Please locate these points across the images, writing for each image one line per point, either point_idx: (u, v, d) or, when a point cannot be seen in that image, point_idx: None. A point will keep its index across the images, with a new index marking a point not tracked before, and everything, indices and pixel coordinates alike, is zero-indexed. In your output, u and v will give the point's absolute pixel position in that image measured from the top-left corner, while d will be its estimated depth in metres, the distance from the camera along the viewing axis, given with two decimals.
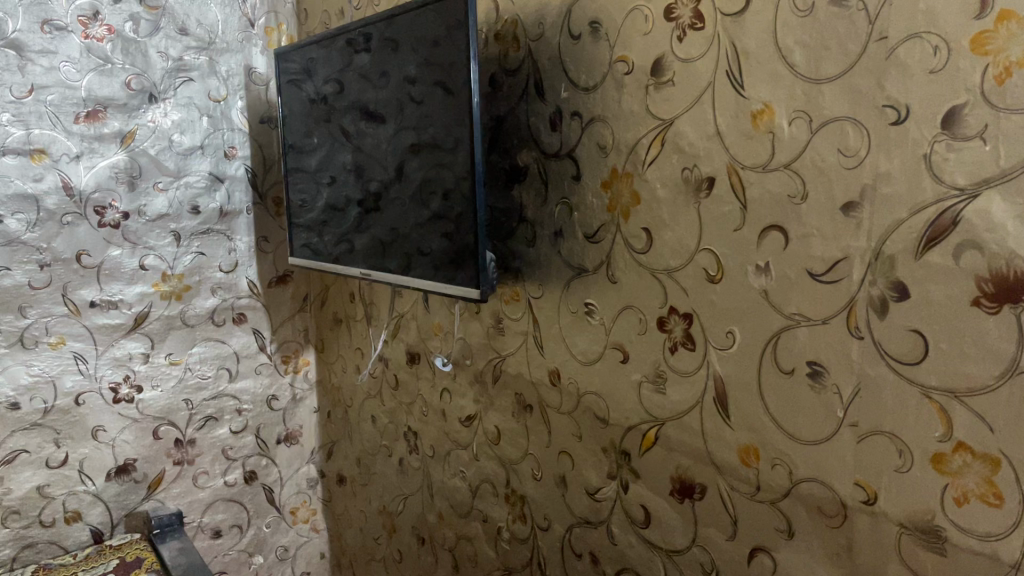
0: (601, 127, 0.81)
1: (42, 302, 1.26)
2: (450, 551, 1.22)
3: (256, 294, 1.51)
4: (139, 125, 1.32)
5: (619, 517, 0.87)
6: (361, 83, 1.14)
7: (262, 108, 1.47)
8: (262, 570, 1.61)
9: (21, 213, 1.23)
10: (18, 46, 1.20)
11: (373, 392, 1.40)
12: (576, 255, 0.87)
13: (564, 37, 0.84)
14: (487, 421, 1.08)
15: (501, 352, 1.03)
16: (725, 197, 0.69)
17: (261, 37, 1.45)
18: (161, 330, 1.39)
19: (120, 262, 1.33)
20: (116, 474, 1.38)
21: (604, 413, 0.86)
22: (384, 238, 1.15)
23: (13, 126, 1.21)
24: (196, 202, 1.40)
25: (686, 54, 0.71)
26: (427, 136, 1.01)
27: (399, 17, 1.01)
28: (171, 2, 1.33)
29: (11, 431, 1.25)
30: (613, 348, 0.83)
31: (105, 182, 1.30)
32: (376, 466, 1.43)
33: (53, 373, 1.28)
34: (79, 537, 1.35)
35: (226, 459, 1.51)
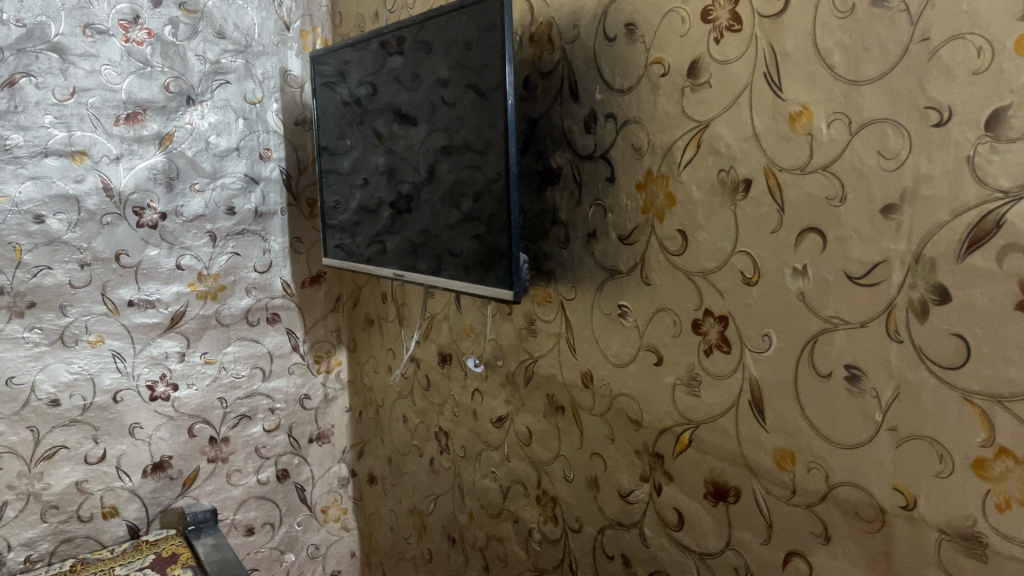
0: (636, 129, 0.81)
1: (82, 301, 1.29)
2: (480, 551, 1.22)
3: (290, 294, 1.52)
4: (177, 127, 1.34)
5: (652, 520, 0.86)
6: (394, 85, 1.15)
7: (297, 111, 1.49)
8: (294, 568, 1.62)
9: (62, 212, 1.25)
10: (61, 49, 1.23)
11: (404, 392, 1.41)
12: (610, 257, 0.87)
13: (600, 39, 0.84)
14: (519, 422, 1.08)
15: (533, 353, 1.03)
16: (762, 199, 0.68)
17: (296, 40, 1.47)
18: (196, 329, 1.41)
19: (157, 262, 1.36)
20: (152, 470, 1.40)
21: (637, 415, 0.86)
22: (416, 239, 1.16)
23: (55, 128, 1.23)
24: (232, 203, 1.42)
25: (723, 56, 0.70)
26: (459, 138, 1.02)
27: (432, 20, 1.02)
28: (209, 6, 1.35)
29: (51, 427, 1.28)
30: (647, 351, 0.83)
31: (143, 183, 1.32)
32: (407, 466, 1.44)
33: (92, 370, 1.31)
34: (116, 532, 1.37)
35: (259, 457, 1.53)
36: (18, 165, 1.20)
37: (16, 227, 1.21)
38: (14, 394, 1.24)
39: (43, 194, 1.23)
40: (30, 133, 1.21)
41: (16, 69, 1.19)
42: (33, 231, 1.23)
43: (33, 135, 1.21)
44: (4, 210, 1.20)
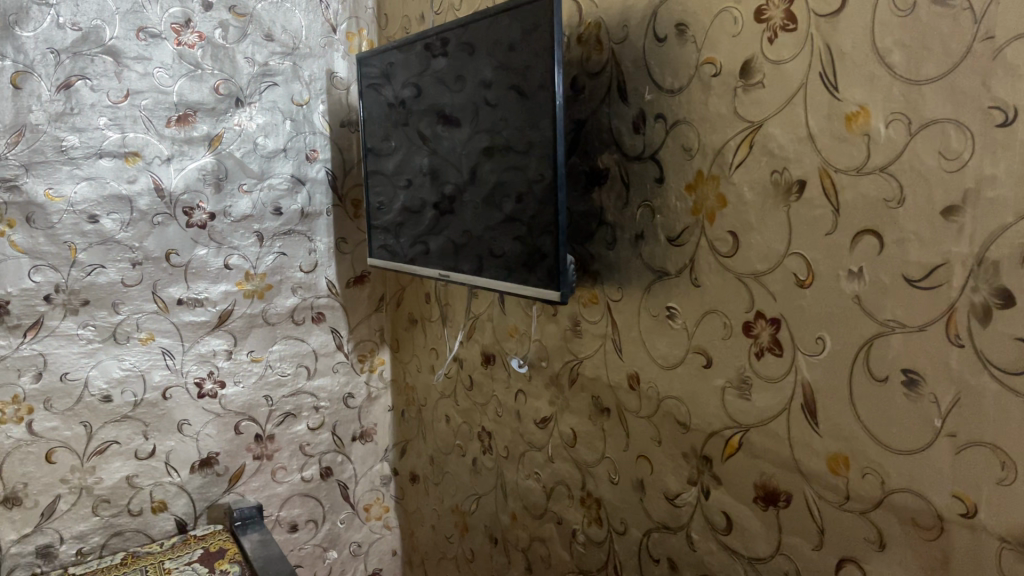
0: (687, 130, 0.80)
1: (134, 299, 1.32)
2: (523, 552, 1.22)
3: (335, 294, 1.54)
4: (226, 129, 1.37)
5: (699, 523, 0.86)
6: (438, 86, 1.16)
7: (343, 112, 1.50)
8: (336, 565, 1.64)
9: (116, 212, 1.28)
10: (115, 53, 1.26)
11: (447, 392, 1.41)
12: (658, 258, 0.86)
13: (649, 40, 0.84)
14: (563, 423, 1.08)
15: (578, 355, 1.03)
16: (817, 201, 0.68)
17: (342, 42, 1.48)
18: (243, 328, 1.43)
19: (206, 261, 1.38)
20: (200, 466, 1.42)
21: (685, 418, 0.85)
22: (458, 239, 1.17)
23: (109, 129, 1.26)
24: (279, 203, 1.44)
25: (777, 56, 0.70)
26: (502, 139, 1.02)
27: (477, 22, 1.02)
28: (258, 9, 1.38)
29: (103, 422, 1.31)
30: (696, 353, 0.83)
31: (193, 184, 1.35)
32: (450, 465, 1.44)
33: (142, 367, 1.34)
34: (164, 527, 1.40)
35: (303, 455, 1.55)
36: (74, 166, 1.24)
37: (72, 226, 1.25)
38: (68, 389, 1.27)
39: (97, 194, 1.26)
40: (85, 135, 1.24)
41: (72, 72, 1.22)
42: (88, 231, 1.26)
43: (88, 136, 1.25)
44: (60, 210, 1.24)
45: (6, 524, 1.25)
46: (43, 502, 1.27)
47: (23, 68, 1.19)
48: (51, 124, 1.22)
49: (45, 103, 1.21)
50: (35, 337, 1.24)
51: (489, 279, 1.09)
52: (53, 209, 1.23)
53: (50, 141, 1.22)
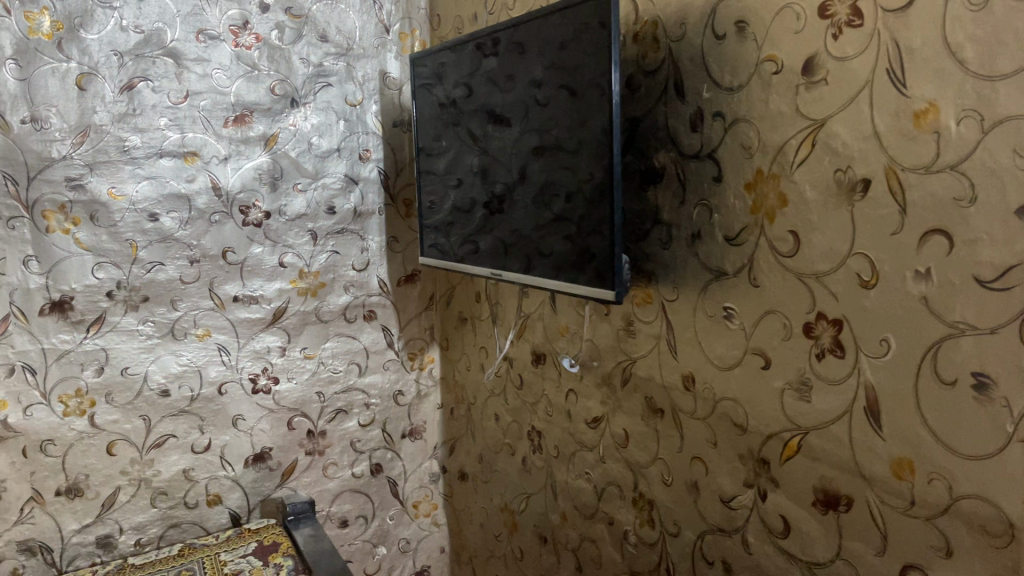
0: (746, 128, 0.80)
1: (192, 296, 1.35)
2: (574, 552, 1.22)
3: (386, 292, 1.55)
4: (281, 129, 1.39)
5: (756, 526, 0.85)
6: (489, 86, 1.16)
7: (396, 112, 1.51)
8: (385, 561, 1.65)
9: (174, 211, 1.31)
10: (176, 54, 1.28)
11: (497, 391, 1.42)
12: (714, 258, 0.86)
13: (708, 38, 0.83)
14: (615, 423, 1.07)
15: (631, 355, 1.02)
16: (883, 200, 0.66)
17: (395, 43, 1.49)
18: (297, 325, 1.45)
19: (261, 259, 1.40)
20: (253, 461, 1.44)
21: (741, 420, 0.84)
22: (508, 238, 1.17)
23: (169, 129, 1.29)
24: (332, 202, 1.46)
25: (841, 52, 0.68)
26: (553, 138, 1.02)
27: (530, 22, 1.03)
28: (313, 11, 1.39)
29: (161, 416, 1.34)
30: (754, 354, 0.82)
31: (249, 183, 1.37)
32: (499, 464, 1.45)
33: (199, 363, 1.37)
34: (219, 520, 1.43)
35: (354, 451, 1.56)
36: (135, 165, 1.27)
37: (132, 224, 1.28)
38: (128, 383, 1.31)
39: (157, 193, 1.29)
40: (146, 135, 1.27)
41: (135, 74, 1.26)
42: (148, 229, 1.30)
43: (149, 136, 1.28)
44: (122, 208, 1.27)
45: (69, 514, 1.29)
46: (104, 493, 1.31)
47: (88, 69, 1.22)
48: (114, 124, 1.25)
49: (109, 104, 1.24)
50: (97, 332, 1.28)
51: (540, 279, 1.08)
52: (115, 207, 1.26)
53: (113, 141, 1.25)
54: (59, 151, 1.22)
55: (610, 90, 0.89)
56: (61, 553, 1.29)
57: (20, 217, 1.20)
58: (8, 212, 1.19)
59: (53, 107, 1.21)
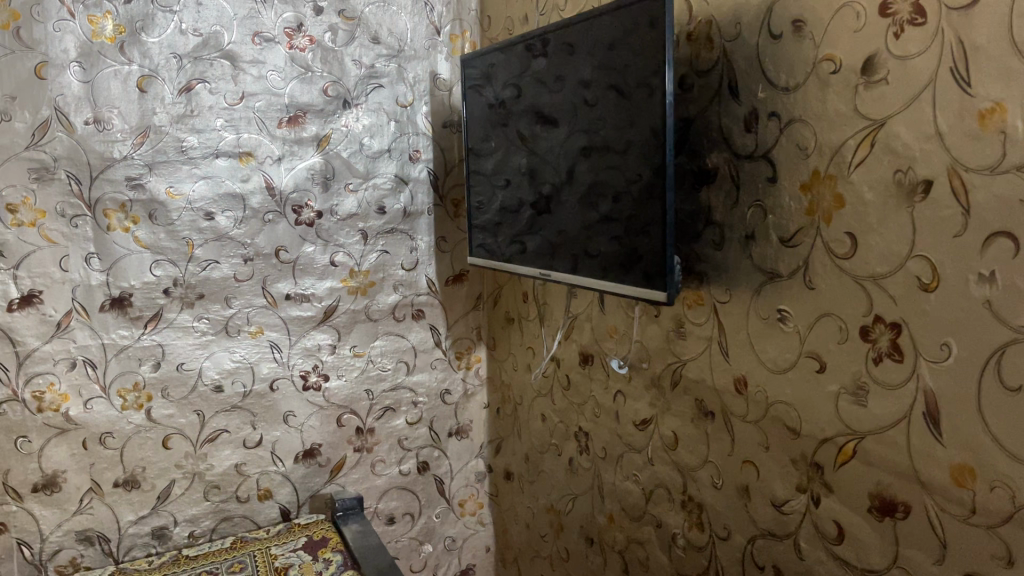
0: (802, 128, 0.79)
1: (245, 294, 1.37)
2: (620, 554, 1.21)
3: (434, 291, 1.56)
4: (334, 129, 1.41)
5: (808, 532, 0.84)
6: (538, 87, 1.16)
7: (445, 113, 1.52)
8: (431, 558, 1.66)
9: (229, 210, 1.34)
10: (233, 57, 1.31)
11: (544, 391, 1.42)
12: (769, 260, 0.85)
13: (764, 37, 0.83)
14: (664, 426, 1.07)
15: (681, 356, 1.02)
16: (945, 201, 0.65)
17: (446, 44, 1.50)
18: (347, 323, 1.47)
19: (313, 258, 1.42)
20: (303, 457, 1.47)
21: (795, 424, 0.83)
22: (555, 239, 1.17)
23: (225, 130, 1.32)
24: (383, 202, 1.47)
25: (903, 51, 0.67)
26: (601, 138, 1.02)
27: (580, 22, 1.03)
28: (366, 13, 1.41)
29: (215, 411, 1.37)
30: (808, 357, 0.81)
31: (302, 183, 1.39)
32: (546, 464, 1.45)
33: (251, 359, 1.39)
34: (269, 514, 1.45)
35: (401, 449, 1.57)
36: (192, 165, 1.31)
37: (189, 223, 1.31)
38: (183, 378, 1.34)
39: (213, 192, 1.32)
40: (203, 136, 1.31)
41: (193, 76, 1.29)
42: (204, 227, 1.33)
43: (206, 137, 1.31)
44: (179, 207, 1.30)
45: (125, 506, 1.32)
46: (159, 485, 1.34)
47: (148, 72, 1.26)
48: (172, 125, 1.28)
49: (168, 106, 1.28)
50: (154, 328, 1.31)
51: (588, 280, 1.08)
52: (173, 206, 1.30)
53: (171, 142, 1.29)
54: (120, 151, 1.25)
55: (662, 90, 0.89)
56: (118, 544, 1.32)
57: (83, 216, 1.24)
58: (72, 210, 1.23)
59: (114, 108, 1.24)
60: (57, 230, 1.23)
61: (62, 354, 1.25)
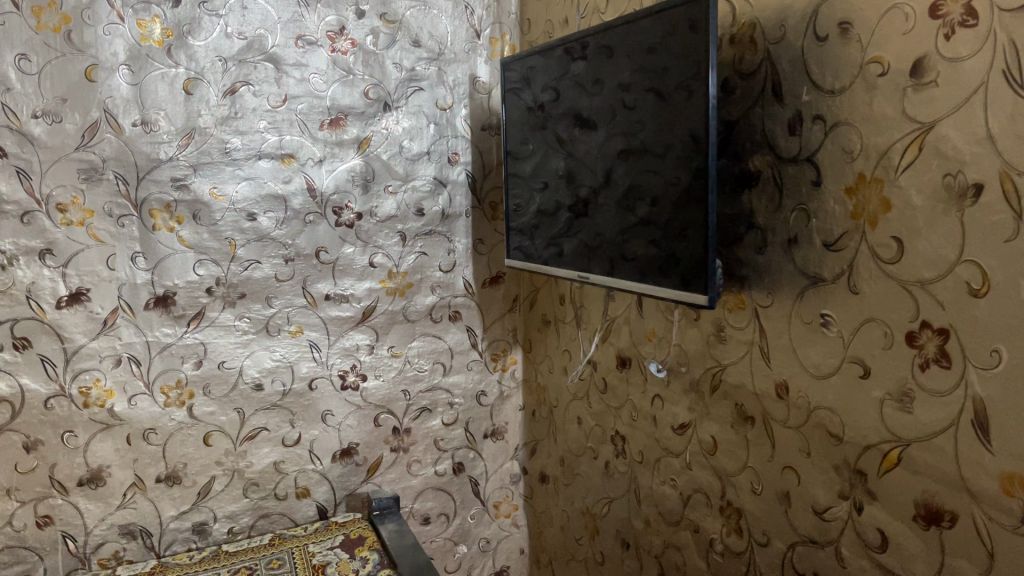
0: (848, 132, 0.78)
1: (286, 294, 1.39)
2: (657, 558, 1.21)
3: (471, 293, 1.57)
4: (374, 132, 1.42)
5: (851, 540, 0.83)
6: (577, 90, 1.16)
7: (485, 116, 1.53)
8: (465, 559, 1.66)
9: (272, 211, 1.36)
10: (276, 59, 1.33)
11: (581, 394, 1.41)
12: (812, 263, 0.84)
13: (809, 39, 0.82)
14: (703, 430, 1.06)
15: (721, 360, 1.01)
16: (996, 205, 0.64)
17: (486, 47, 1.51)
18: (385, 324, 1.48)
19: (352, 259, 1.43)
20: (341, 456, 1.48)
21: (838, 430, 0.82)
22: (592, 241, 1.17)
23: (268, 132, 1.34)
24: (421, 205, 1.48)
25: (954, 53, 0.66)
26: (639, 141, 1.02)
27: (620, 26, 1.03)
28: (407, 16, 1.42)
29: (255, 409, 1.39)
30: (852, 363, 0.80)
31: (343, 184, 1.41)
32: (581, 467, 1.44)
33: (291, 358, 1.41)
34: (307, 512, 1.47)
35: (437, 449, 1.58)
36: (236, 167, 1.33)
37: (232, 224, 1.33)
38: (224, 376, 1.36)
39: (256, 193, 1.34)
40: (246, 137, 1.33)
41: (238, 79, 1.31)
42: (246, 228, 1.35)
43: (249, 138, 1.33)
44: (222, 208, 1.32)
45: (167, 501, 1.35)
46: (200, 481, 1.37)
47: (194, 74, 1.28)
48: (217, 127, 1.31)
49: (213, 108, 1.30)
50: (197, 326, 1.33)
51: (626, 282, 1.08)
52: (216, 207, 1.32)
53: (216, 143, 1.31)
54: (166, 152, 1.28)
55: (701, 95, 0.89)
56: (159, 538, 1.35)
57: (130, 216, 1.27)
58: (119, 210, 1.26)
59: (161, 110, 1.27)
60: (105, 229, 1.25)
61: (108, 351, 1.28)
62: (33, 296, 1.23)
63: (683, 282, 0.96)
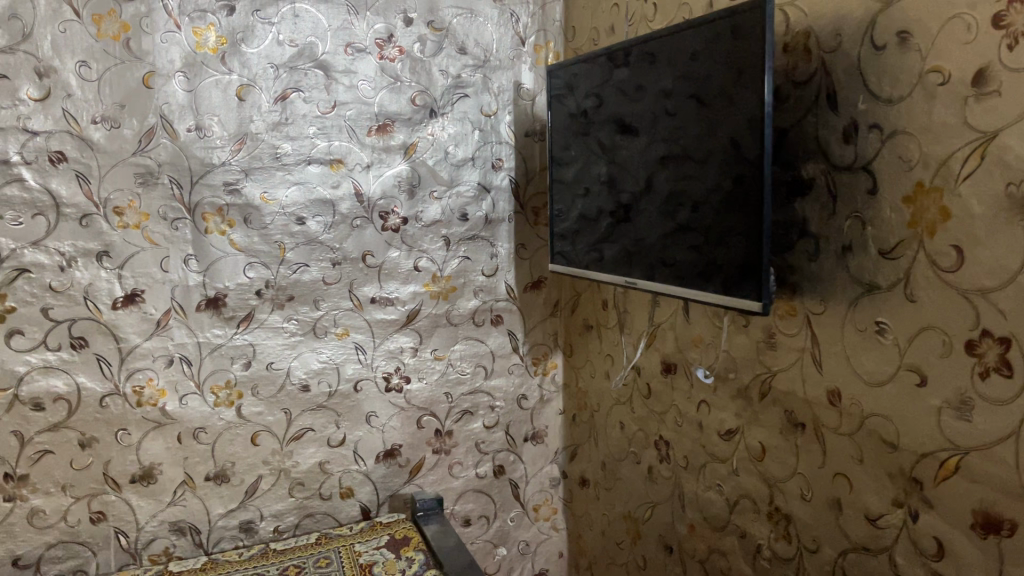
0: (906, 141, 0.78)
1: (333, 296, 1.41)
2: (701, 563, 1.21)
3: (513, 298, 1.58)
4: (420, 138, 1.44)
5: (905, 548, 0.83)
6: (620, 96, 1.17)
7: (528, 122, 1.54)
8: (505, 561, 1.67)
9: (320, 216, 1.38)
10: (326, 66, 1.36)
11: (624, 399, 1.42)
12: (866, 271, 0.84)
13: (866, 48, 0.82)
14: (751, 437, 1.06)
15: (771, 367, 1.01)
16: None
17: (530, 54, 1.53)
18: (429, 327, 1.50)
19: (398, 263, 1.45)
20: (384, 456, 1.50)
21: (892, 438, 0.83)
22: (633, 247, 1.18)
23: (318, 138, 1.37)
24: (465, 210, 1.50)
25: (1017, 63, 0.67)
26: (681, 147, 1.04)
27: (664, 34, 1.04)
28: (454, 24, 1.44)
29: (302, 410, 1.42)
30: (908, 371, 0.80)
31: (390, 190, 1.43)
32: (623, 471, 1.45)
33: (337, 360, 1.43)
34: (350, 512, 1.49)
35: (478, 452, 1.59)
36: (286, 171, 1.35)
37: (281, 227, 1.36)
38: (273, 377, 1.39)
39: (305, 199, 1.37)
40: (296, 143, 1.35)
41: (288, 85, 1.34)
42: (296, 232, 1.37)
43: (300, 144, 1.35)
44: (272, 211, 1.35)
45: (215, 499, 1.37)
46: (247, 481, 1.39)
47: (247, 81, 1.31)
48: (269, 133, 1.33)
49: (265, 114, 1.33)
50: (246, 328, 1.36)
51: (667, 288, 1.09)
52: (267, 211, 1.35)
53: (267, 148, 1.34)
54: (219, 157, 1.31)
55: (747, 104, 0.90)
56: (208, 535, 1.38)
57: (183, 219, 1.30)
58: (173, 213, 1.29)
59: (215, 116, 1.30)
60: (159, 232, 1.28)
61: (160, 352, 1.31)
62: (90, 297, 1.26)
63: (721, 287, 0.97)
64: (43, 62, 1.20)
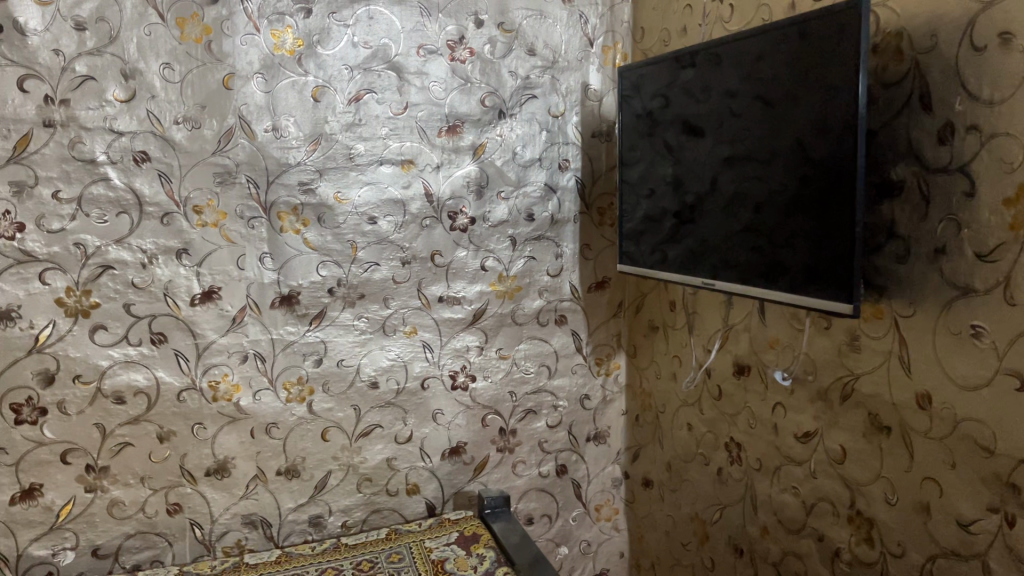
0: (1007, 143, 0.78)
1: (402, 295, 1.43)
2: (775, 566, 1.21)
3: (577, 298, 1.58)
4: (489, 138, 1.45)
5: (999, 553, 0.82)
6: (686, 97, 1.17)
7: (595, 123, 1.55)
8: (566, 560, 1.67)
9: (392, 215, 1.40)
10: (399, 68, 1.37)
11: (692, 400, 1.42)
12: (961, 274, 0.84)
13: (965, 49, 0.82)
14: (830, 439, 1.06)
15: (854, 370, 1.01)
16: None
17: (598, 55, 1.53)
18: (494, 326, 1.51)
19: (465, 262, 1.47)
20: (449, 454, 1.51)
21: (988, 442, 0.82)
22: (696, 248, 1.18)
23: (390, 139, 1.38)
24: (532, 210, 1.51)
25: None
26: (745, 149, 1.04)
27: (733, 36, 1.03)
28: (523, 25, 1.45)
29: (370, 407, 1.43)
30: (1006, 375, 0.79)
31: (459, 190, 1.44)
32: (690, 472, 1.45)
33: (405, 358, 1.45)
34: (416, 508, 1.50)
35: (542, 451, 1.60)
36: (359, 172, 1.37)
37: (354, 226, 1.38)
38: (343, 374, 1.41)
39: (377, 198, 1.39)
40: (369, 144, 1.37)
41: (362, 86, 1.36)
42: (367, 231, 1.39)
43: (372, 144, 1.37)
44: (346, 211, 1.37)
45: (286, 493, 1.40)
46: (317, 476, 1.41)
47: (322, 82, 1.33)
48: (343, 133, 1.35)
49: (339, 114, 1.35)
50: (319, 326, 1.38)
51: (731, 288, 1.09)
52: (340, 210, 1.37)
53: (341, 149, 1.36)
54: (294, 158, 1.33)
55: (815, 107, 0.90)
56: (279, 529, 1.40)
57: (259, 218, 1.32)
58: (249, 212, 1.31)
59: (291, 117, 1.32)
60: (237, 231, 1.31)
61: (235, 348, 1.33)
62: (170, 294, 1.29)
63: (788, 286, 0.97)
64: (128, 64, 1.23)
